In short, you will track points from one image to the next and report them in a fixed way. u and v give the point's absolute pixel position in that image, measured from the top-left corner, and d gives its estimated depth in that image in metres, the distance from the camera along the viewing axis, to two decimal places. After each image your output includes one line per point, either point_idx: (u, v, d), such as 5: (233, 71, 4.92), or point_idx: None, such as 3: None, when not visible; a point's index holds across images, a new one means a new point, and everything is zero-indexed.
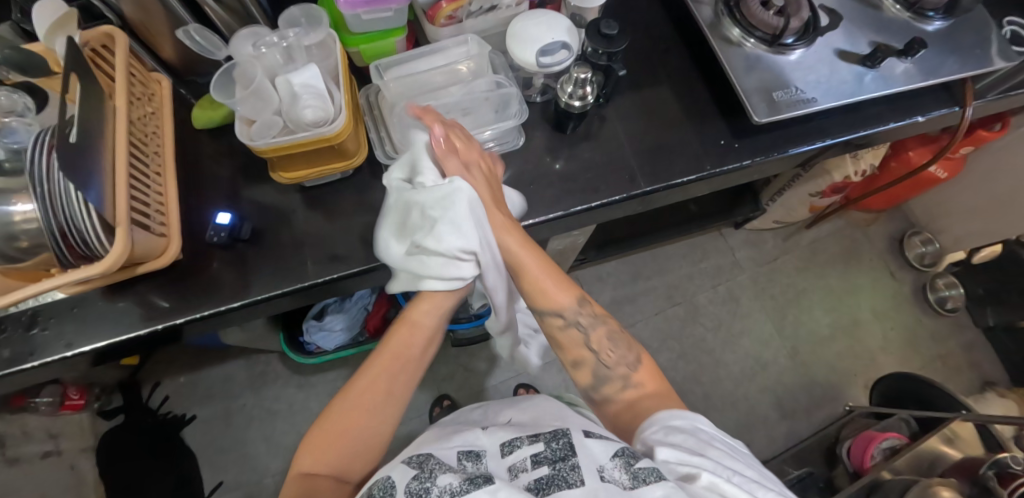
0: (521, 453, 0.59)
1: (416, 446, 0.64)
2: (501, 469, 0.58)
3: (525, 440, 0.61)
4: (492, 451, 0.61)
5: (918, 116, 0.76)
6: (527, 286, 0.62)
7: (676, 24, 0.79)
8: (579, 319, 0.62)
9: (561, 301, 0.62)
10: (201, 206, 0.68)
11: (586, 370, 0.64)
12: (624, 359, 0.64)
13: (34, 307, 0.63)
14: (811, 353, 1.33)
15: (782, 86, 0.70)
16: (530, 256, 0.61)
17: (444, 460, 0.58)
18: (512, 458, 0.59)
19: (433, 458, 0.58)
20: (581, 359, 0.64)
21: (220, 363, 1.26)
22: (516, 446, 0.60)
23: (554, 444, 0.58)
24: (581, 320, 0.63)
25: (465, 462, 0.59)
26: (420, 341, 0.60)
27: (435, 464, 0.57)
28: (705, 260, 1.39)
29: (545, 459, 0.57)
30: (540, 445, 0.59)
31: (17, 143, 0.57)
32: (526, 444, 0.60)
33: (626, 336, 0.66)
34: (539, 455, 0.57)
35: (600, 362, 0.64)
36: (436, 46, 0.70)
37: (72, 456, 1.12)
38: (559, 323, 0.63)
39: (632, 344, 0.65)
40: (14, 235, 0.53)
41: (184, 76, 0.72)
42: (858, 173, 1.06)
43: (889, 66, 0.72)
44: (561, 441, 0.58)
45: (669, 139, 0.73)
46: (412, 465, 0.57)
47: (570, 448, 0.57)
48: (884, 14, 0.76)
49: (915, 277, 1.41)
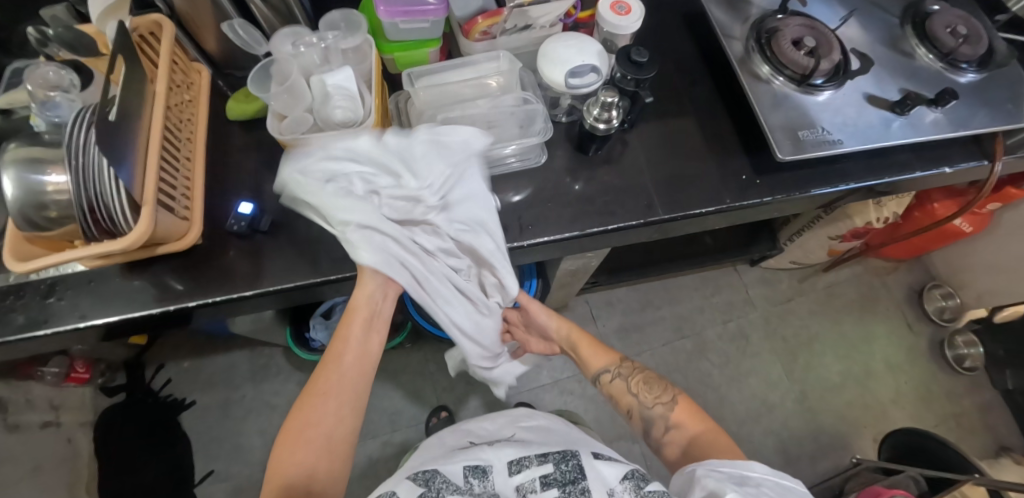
0: (530, 473, 0.58)
1: (416, 463, 0.65)
2: (509, 488, 0.58)
3: (533, 459, 0.60)
4: (500, 468, 0.60)
5: (944, 167, 0.75)
6: (581, 357, 0.78)
7: (705, 56, 0.80)
8: (620, 372, 0.74)
9: (602, 362, 0.76)
10: (225, 195, 0.70)
11: (635, 416, 0.71)
12: (660, 398, 0.70)
13: (53, 277, 0.64)
14: (820, 400, 1.29)
15: (808, 125, 0.70)
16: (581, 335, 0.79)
17: (450, 479, 0.58)
18: (521, 477, 0.59)
19: (439, 475, 0.59)
20: (629, 407, 0.72)
21: (225, 351, 1.27)
22: (524, 464, 0.60)
23: (563, 465, 0.58)
24: (621, 372, 0.74)
25: (472, 480, 0.59)
26: (362, 326, 0.63)
27: (442, 483, 0.58)
28: (717, 295, 1.38)
29: (555, 481, 0.57)
30: (548, 466, 0.59)
31: (58, 117, 0.58)
32: (534, 464, 0.59)
33: (661, 380, 0.73)
34: (547, 476, 0.57)
35: (642, 404, 0.71)
36: (468, 60, 0.72)
37: (69, 430, 1.10)
38: (607, 379, 0.75)
39: (668, 386, 0.72)
40: (45, 205, 0.54)
41: (223, 68, 0.75)
42: (881, 220, 1.04)
43: (918, 115, 0.72)
44: (571, 463, 0.58)
45: (688, 169, 0.73)
46: (418, 483, 0.58)
47: (580, 470, 0.57)
48: (915, 62, 0.76)
49: (933, 331, 1.37)
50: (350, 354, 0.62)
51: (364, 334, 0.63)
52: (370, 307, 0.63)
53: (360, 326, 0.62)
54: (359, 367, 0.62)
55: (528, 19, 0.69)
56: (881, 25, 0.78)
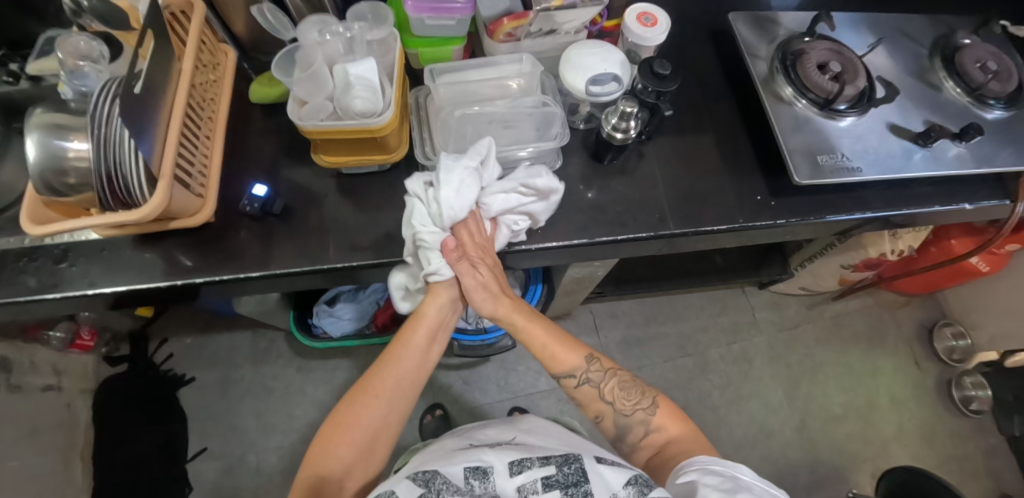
0: (531, 474, 0.59)
1: (417, 465, 0.64)
2: (510, 489, 0.58)
3: (535, 461, 0.61)
4: (501, 469, 0.60)
5: (964, 203, 0.74)
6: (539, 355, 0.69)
7: (729, 74, 0.80)
8: (589, 379, 0.67)
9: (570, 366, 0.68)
10: (241, 177, 0.71)
11: (607, 421, 0.69)
12: (637, 405, 0.67)
13: (66, 244, 0.65)
14: (820, 430, 1.27)
15: (828, 150, 0.69)
16: (540, 327, 0.68)
17: (451, 480, 0.58)
18: (522, 478, 0.59)
19: (439, 476, 0.58)
20: (600, 413, 0.69)
21: (228, 331, 1.28)
22: (526, 466, 0.60)
23: (566, 468, 0.59)
24: (592, 377, 0.68)
25: (472, 481, 0.58)
26: (423, 333, 0.66)
27: (442, 484, 0.57)
28: (723, 316, 1.37)
29: (557, 484, 0.58)
30: (551, 468, 0.59)
31: (85, 87, 0.59)
32: (536, 465, 0.60)
33: (642, 384, 0.69)
34: (550, 478, 0.58)
35: (617, 411, 0.68)
36: (491, 60, 0.72)
37: (70, 395, 1.12)
38: (572, 384, 0.68)
39: (647, 390, 0.69)
40: (65, 171, 0.54)
41: (250, 52, 0.76)
42: (896, 252, 1.02)
43: (941, 148, 0.71)
44: (573, 466, 0.59)
45: (703, 185, 0.73)
46: (418, 483, 0.58)
47: (583, 473, 0.58)
48: (942, 95, 0.75)
49: (941, 370, 1.35)
50: (406, 367, 0.65)
51: (422, 347, 0.66)
52: (435, 322, 0.67)
53: (422, 335, 0.66)
54: (411, 374, 0.65)
55: (553, 24, 0.69)
56: (909, 55, 0.78)
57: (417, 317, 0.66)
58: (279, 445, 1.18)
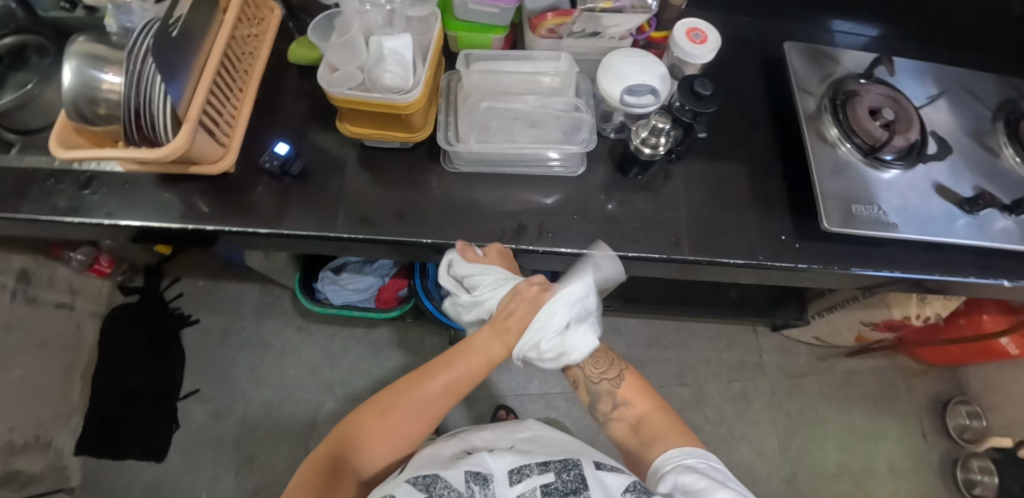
0: (531, 482, 0.58)
1: (417, 463, 0.63)
2: None
3: (534, 468, 0.60)
4: (500, 477, 0.59)
5: (1002, 279, 0.70)
6: None
7: (772, 105, 0.77)
8: None
9: None
10: (266, 134, 0.72)
11: (581, 389, 0.68)
12: (604, 373, 0.67)
13: (92, 172, 0.67)
14: (809, 485, 1.23)
15: (865, 200, 0.65)
16: None
17: (452, 485, 0.57)
18: (521, 487, 0.58)
19: (441, 481, 0.57)
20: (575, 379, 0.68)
21: (238, 282, 1.31)
22: (525, 473, 0.59)
23: (565, 474, 0.58)
24: None
25: (472, 486, 0.58)
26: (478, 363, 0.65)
27: (443, 489, 0.56)
28: (729, 352, 1.33)
29: (556, 491, 0.57)
30: (550, 475, 0.58)
31: (130, 23, 0.61)
32: (536, 472, 0.59)
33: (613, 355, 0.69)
34: (549, 486, 0.57)
35: (588, 377, 0.67)
36: (528, 54, 0.71)
37: (80, 315, 1.16)
38: None
39: (615, 360, 0.68)
40: (96, 100, 0.56)
41: (297, 13, 0.77)
42: (920, 317, 0.98)
43: (988, 218, 0.66)
44: (572, 473, 0.58)
45: (725, 216, 0.70)
46: (419, 487, 0.57)
47: (582, 480, 0.57)
48: (999, 162, 0.70)
49: (949, 447, 1.28)
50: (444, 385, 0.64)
51: (468, 376, 0.65)
52: (491, 360, 0.66)
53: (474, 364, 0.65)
54: (452, 392, 0.64)
55: (598, 26, 0.68)
56: (971, 115, 0.73)
57: (473, 349, 0.65)
58: (268, 400, 1.21)
